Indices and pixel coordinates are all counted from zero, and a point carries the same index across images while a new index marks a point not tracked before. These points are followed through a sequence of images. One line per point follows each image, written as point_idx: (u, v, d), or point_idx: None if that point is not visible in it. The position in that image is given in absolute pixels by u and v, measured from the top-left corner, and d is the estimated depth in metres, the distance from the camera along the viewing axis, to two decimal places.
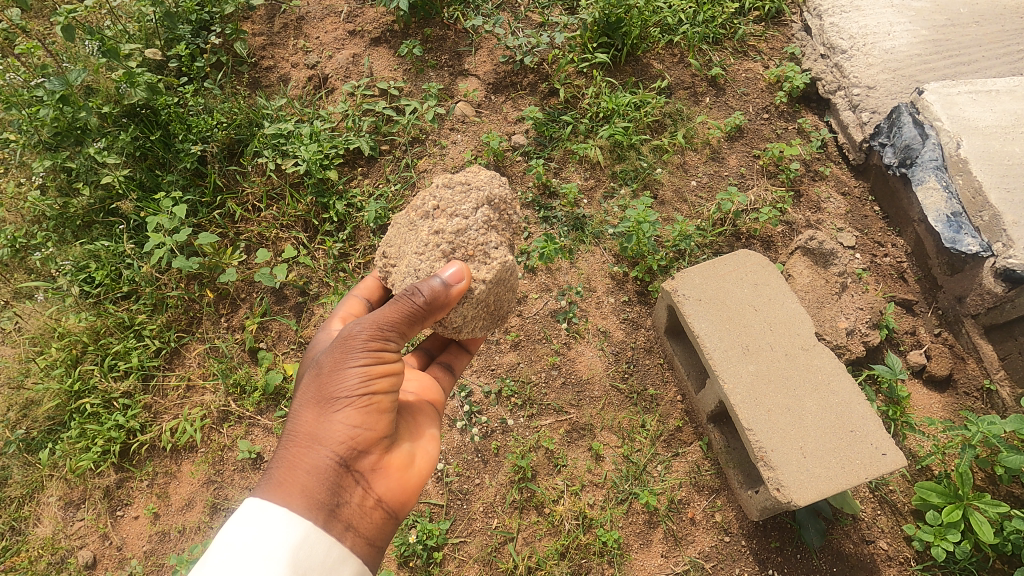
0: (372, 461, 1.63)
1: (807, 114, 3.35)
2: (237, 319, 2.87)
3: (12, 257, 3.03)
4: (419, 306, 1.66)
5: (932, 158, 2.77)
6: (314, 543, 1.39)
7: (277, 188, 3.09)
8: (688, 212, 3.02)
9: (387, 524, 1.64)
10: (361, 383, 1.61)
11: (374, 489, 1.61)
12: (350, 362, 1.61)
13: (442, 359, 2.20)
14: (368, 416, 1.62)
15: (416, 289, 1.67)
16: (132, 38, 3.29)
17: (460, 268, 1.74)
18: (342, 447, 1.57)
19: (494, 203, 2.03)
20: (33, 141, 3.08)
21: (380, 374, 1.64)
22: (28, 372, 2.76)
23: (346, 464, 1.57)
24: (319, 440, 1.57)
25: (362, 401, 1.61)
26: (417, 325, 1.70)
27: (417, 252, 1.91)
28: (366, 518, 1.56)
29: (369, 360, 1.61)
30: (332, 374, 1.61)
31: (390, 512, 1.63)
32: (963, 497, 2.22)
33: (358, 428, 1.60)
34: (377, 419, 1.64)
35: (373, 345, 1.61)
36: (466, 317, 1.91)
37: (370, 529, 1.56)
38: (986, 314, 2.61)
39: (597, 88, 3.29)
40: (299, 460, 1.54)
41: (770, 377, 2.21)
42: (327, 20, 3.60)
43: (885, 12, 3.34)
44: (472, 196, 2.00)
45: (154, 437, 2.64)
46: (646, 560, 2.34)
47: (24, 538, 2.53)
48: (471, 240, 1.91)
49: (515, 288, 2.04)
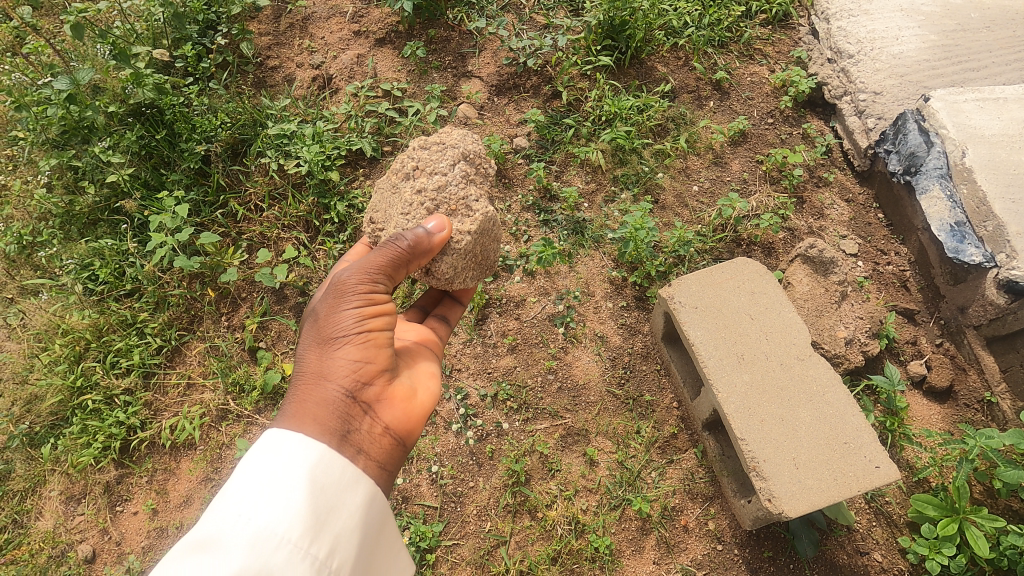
0: (376, 392, 1.66)
1: (812, 119, 3.31)
2: (238, 318, 2.90)
3: (18, 254, 3.08)
4: (403, 250, 1.76)
5: (937, 167, 2.74)
6: (328, 462, 1.34)
7: (279, 188, 3.11)
8: (688, 217, 3.01)
9: (397, 452, 1.65)
10: (358, 321, 1.67)
11: (381, 418, 1.62)
12: (345, 303, 1.67)
13: (437, 312, 2.22)
14: (369, 350, 1.67)
15: (397, 237, 1.77)
16: (140, 38, 3.33)
17: (440, 220, 1.86)
18: (348, 379, 1.61)
19: (470, 159, 2.09)
20: (41, 139, 3.13)
21: (375, 313, 1.70)
22: (33, 368, 2.81)
23: (352, 395, 1.60)
24: (325, 375, 1.60)
25: (361, 336, 1.66)
26: (403, 269, 1.78)
27: (403, 212, 1.95)
28: (376, 444, 1.56)
29: (363, 299, 1.68)
30: (330, 316, 1.68)
31: (398, 439, 1.64)
32: (959, 510, 2.21)
33: (360, 361, 1.64)
34: (376, 353, 1.68)
35: (364, 286, 1.69)
36: (456, 267, 1.96)
37: (381, 454, 1.56)
38: (989, 325, 2.58)
39: (600, 91, 3.28)
40: (308, 395, 1.57)
41: (765, 386, 2.20)
42: (332, 21, 3.62)
43: (893, 16, 3.30)
44: (447, 153, 2.05)
45: (154, 434, 2.68)
46: (638, 567, 2.34)
47: (26, 531, 2.57)
48: (453, 195, 1.98)
49: (499, 238, 2.11)
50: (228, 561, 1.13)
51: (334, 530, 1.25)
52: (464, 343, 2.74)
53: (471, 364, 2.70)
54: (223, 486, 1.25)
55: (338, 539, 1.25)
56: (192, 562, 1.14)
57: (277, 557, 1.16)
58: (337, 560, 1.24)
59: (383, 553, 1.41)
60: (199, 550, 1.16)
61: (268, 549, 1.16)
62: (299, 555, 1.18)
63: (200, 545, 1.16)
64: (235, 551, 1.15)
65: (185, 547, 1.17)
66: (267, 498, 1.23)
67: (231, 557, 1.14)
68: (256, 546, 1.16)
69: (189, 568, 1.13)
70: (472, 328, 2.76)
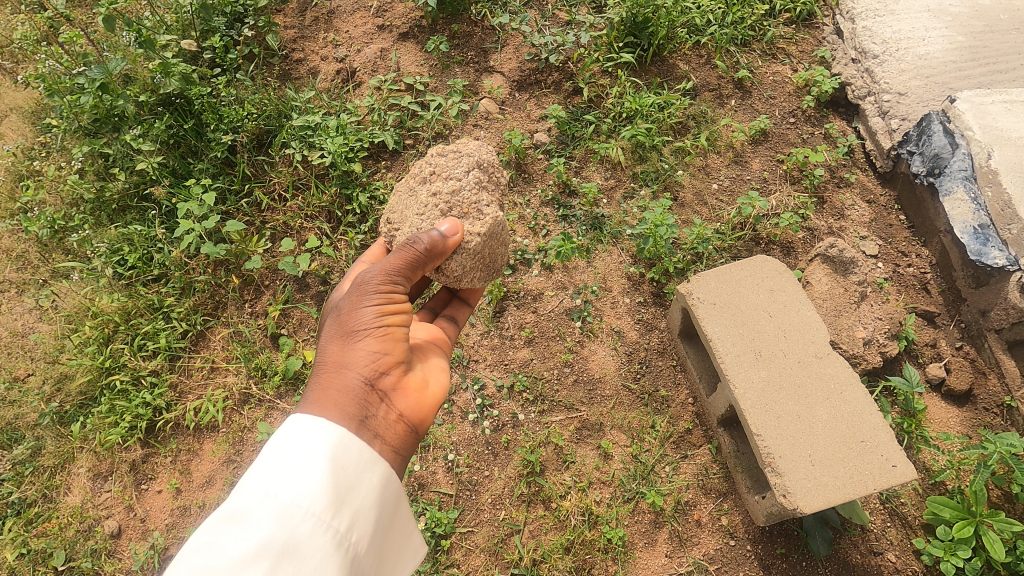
0: (392, 382, 1.70)
1: (835, 119, 3.29)
2: (261, 305, 2.97)
3: (51, 238, 3.17)
4: (420, 253, 1.82)
5: (962, 168, 2.72)
6: (350, 444, 1.37)
7: (303, 178, 3.17)
8: (707, 215, 3.01)
9: (410, 441, 1.68)
10: (377, 316, 1.72)
11: (396, 407, 1.67)
12: (366, 300, 1.73)
13: (446, 313, 2.28)
14: (386, 343, 1.72)
15: (415, 239, 1.83)
16: (170, 29, 3.40)
17: (455, 223, 1.93)
18: (367, 369, 1.65)
19: (483, 167, 2.17)
20: (74, 127, 3.23)
21: (394, 309, 1.76)
22: (64, 349, 2.90)
23: (371, 384, 1.64)
24: (346, 365, 1.65)
25: (380, 330, 1.71)
26: (420, 270, 1.85)
27: (418, 214, 2.06)
28: (391, 430, 1.61)
29: (382, 297, 1.74)
30: (351, 311, 1.73)
31: (411, 427, 1.68)
32: (975, 513, 2.21)
33: (378, 353, 1.69)
34: (393, 347, 1.73)
35: (385, 285, 1.75)
36: (465, 267, 2.02)
37: (395, 440, 1.60)
38: (1010, 329, 2.55)
39: (621, 88, 3.30)
40: (330, 382, 1.62)
41: (782, 384, 2.20)
42: (357, 15, 3.67)
43: (920, 17, 3.27)
44: (463, 161, 2.15)
45: (179, 416, 2.75)
46: (651, 560, 2.35)
47: (56, 505, 2.64)
48: (465, 199, 2.06)
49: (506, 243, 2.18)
50: (257, 532, 1.19)
51: (353, 507, 1.29)
52: (482, 335, 2.78)
53: (488, 356, 2.74)
54: (255, 460, 1.31)
55: (358, 515, 1.29)
56: (224, 531, 1.20)
57: (302, 529, 1.21)
58: (356, 535, 1.28)
59: (398, 534, 1.44)
60: (231, 520, 1.22)
61: (294, 520, 1.21)
62: (321, 528, 1.22)
63: (232, 516, 1.22)
64: (263, 522, 1.20)
65: (219, 516, 1.23)
66: (292, 474, 1.27)
67: (260, 527, 1.19)
68: (283, 518, 1.21)
69: (222, 536, 1.19)
70: (490, 320, 2.80)
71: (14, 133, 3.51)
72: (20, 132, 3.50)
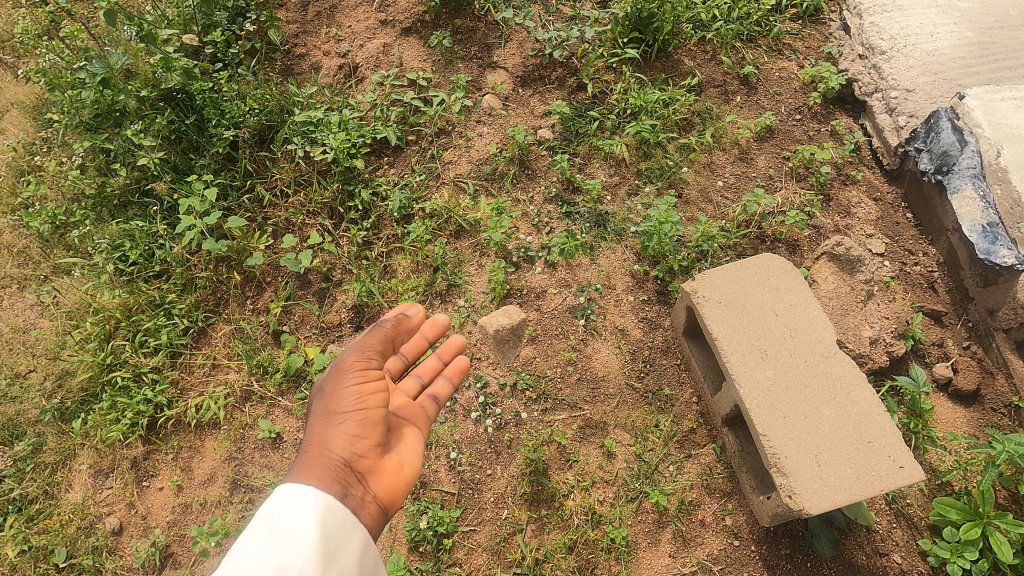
0: (368, 464, 1.81)
1: (841, 116, 3.25)
2: (263, 301, 2.96)
3: (52, 234, 3.16)
4: (387, 331, 1.98)
5: (970, 166, 2.69)
6: (332, 511, 1.60)
7: (305, 175, 3.16)
8: (712, 212, 2.99)
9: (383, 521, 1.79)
10: (358, 398, 1.85)
11: (374, 493, 1.77)
12: (347, 379, 1.86)
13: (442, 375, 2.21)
14: (365, 428, 1.83)
15: (380, 320, 2.01)
16: (171, 23, 3.37)
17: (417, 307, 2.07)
18: (348, 452, 1.77)
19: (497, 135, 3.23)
20: (75, 122, 3.21)
21: (371, 387, 1.88)
22: (65, 345, 2.89)
23: (352, 466, 1.76)
24: (329, 448, 1.76)
25: (359, 413, 1.83)
26: (391, 349, 2.01)
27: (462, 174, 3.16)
28: (368, 512, 1.73)
29: (361, 377, 1.87)
30: (333, 392, 1.85)
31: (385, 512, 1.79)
32: (983, 515, 2.19)
33: (357, 436, 1.81)
34: (371, 431, 1.84)
35: (360, 364, 1.90)
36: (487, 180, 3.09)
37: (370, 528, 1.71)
38: (1019, 329, 2.52)
39: (626, 84, 3.27)
40: (315, 461, 1.73)
41: (789, 383, 2.18)
42: (359, 9, 3.64)
43: (928, 12, 3.23)
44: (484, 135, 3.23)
45: (180, 412, 2.74)
46: (654, 560, 2.34)
47: (57, 502, 2.63)
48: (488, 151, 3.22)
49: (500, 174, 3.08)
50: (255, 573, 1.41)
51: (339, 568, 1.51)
52: (484, 332, 2.76)
53: (491, 354, 2.72)
54: (250, 524, 1.53)
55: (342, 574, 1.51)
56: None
57: None
58: None
59: None
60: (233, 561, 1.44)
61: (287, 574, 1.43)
62: None
63: (236, 554, 1.45)
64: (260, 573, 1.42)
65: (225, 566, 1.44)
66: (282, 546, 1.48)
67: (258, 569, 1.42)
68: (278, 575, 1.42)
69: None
70: None
71: (15, 128, 3.49)
72: (21, 127, 3.49)
